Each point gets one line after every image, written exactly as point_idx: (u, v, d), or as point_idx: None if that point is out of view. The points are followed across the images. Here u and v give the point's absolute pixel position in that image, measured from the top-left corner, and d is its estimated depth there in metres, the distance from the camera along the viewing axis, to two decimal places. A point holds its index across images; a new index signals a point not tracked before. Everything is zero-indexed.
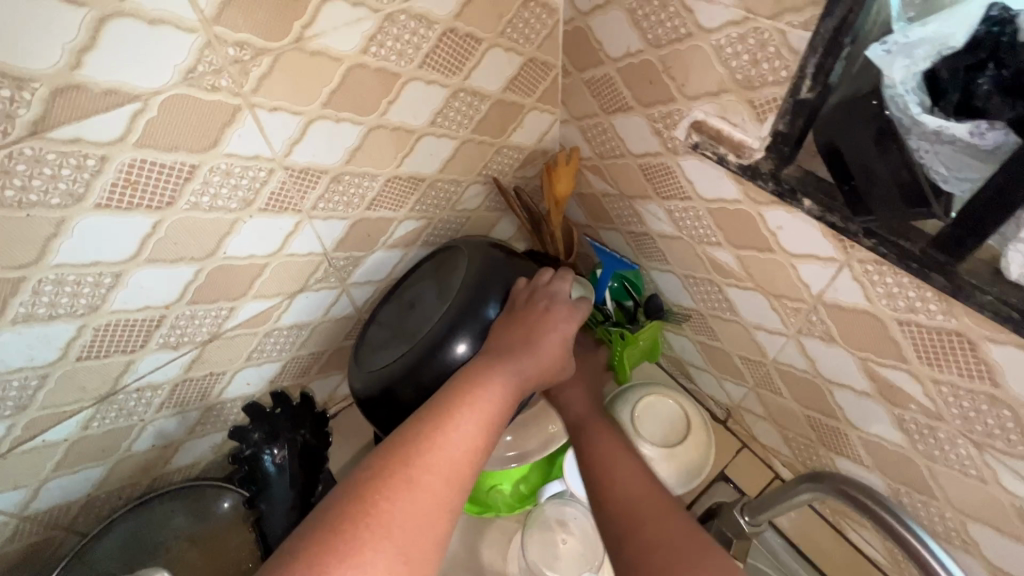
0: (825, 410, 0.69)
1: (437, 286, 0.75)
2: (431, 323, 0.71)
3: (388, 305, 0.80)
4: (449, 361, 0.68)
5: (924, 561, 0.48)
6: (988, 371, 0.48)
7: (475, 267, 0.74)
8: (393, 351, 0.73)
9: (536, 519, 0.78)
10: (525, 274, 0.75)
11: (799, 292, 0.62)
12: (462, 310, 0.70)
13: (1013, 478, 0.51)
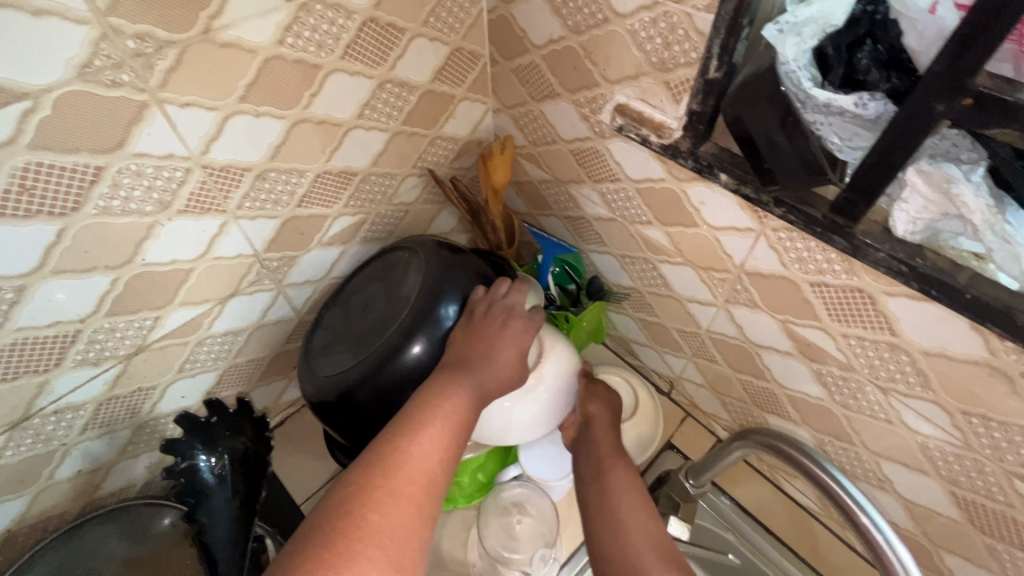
0: (755, 372, 0.73)
1: (391, 290, 0.74)
2: (386, 329, 0.70)
3: (338, 310, 0.78)
4: (406, 367, 0.67)
5: (837, 497, 0.53)
6: (887, 321, 0.53)
7: (429, 271, 0.72)
8: (347, 357, 0.71)
9: (497, 507, 0.79)
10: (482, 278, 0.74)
11: (724, 263, 0.66)
12: (419, 317, 0.69)
13: (915, 417, 0.57)
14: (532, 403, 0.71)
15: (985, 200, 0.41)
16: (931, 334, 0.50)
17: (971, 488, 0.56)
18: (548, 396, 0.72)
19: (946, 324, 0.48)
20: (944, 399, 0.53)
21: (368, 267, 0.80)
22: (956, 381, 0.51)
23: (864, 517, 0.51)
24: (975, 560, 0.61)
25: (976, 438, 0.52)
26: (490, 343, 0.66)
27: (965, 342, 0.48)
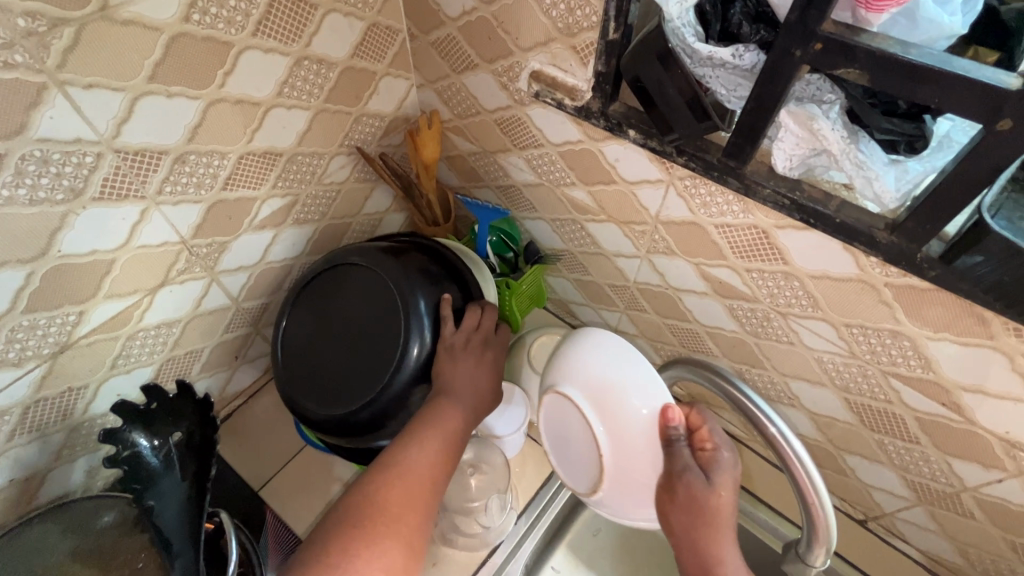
0: (679, 315, 0.80)
1: (364, 318, 0.77)
2: (385, 365, 0.74)
3: (298, 324, 0.80)
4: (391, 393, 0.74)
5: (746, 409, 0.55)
6: (779, 252, 0.60)
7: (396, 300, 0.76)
8: (350, 393, 0.75)
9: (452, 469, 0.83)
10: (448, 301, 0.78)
11: (642, 216, 0.72)
12: (408, 344, 0.74)
13: (810, 336, 0.65)
14: (607, 467, 0.61)
15: (840, 132, 0.47)
16: (815, 259, 0.57)
17: (860, 392, 0.65)
18: (608, 453, 0.60)
19: (824, 247, 0.56)
20: (830, 315, 0.61)
21: (316, 297, 0.80)
22: (837, 298, 0.59)
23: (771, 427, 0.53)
24: (868, 456, 0.71)
25: (858, 346, 0.61)
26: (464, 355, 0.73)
27: (841, 263, 0.55)
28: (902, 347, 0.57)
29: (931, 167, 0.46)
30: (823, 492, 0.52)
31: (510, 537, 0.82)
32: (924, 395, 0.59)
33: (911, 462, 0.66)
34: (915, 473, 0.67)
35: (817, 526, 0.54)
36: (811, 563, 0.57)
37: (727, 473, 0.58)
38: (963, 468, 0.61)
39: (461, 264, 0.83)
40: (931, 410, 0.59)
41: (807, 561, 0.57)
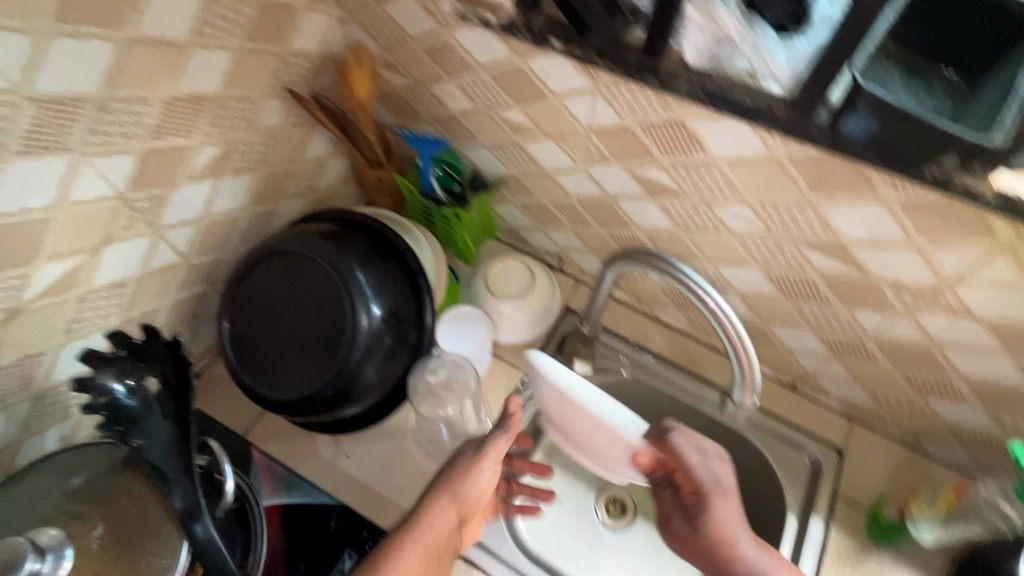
0: (619, 222, 0.86)
1: (308, 304, 0.78)
2: (335, 344, 0.76)
3: (242, 315, 0.80)
4: (354, 369, 0.76)
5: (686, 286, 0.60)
6: (699, 143, 0.66)
7: (332, 278, 0.77)
8: (308, 375, 0.77)
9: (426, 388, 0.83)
10: (386, 272, 0.81)
11: (575, 128, 0.76)
12: (351, 317, 0.76)
13: (732, 220, 0.72)
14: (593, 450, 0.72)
15: (736, 18, 0.55)
16: (729, 144, 0.63)
17: (778, 265, 0.73)
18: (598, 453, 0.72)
19: (737, 132, 0.62)
20: (748, 197, 0.68)
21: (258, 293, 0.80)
22: (751, 179, 0.65)
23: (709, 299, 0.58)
24: (790, 323, 0.81)
25: (773, 222, 0.68)
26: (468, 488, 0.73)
27: (751, 145, 0.62)
28: (808, 216, 0.65)
29: (813, 44, 0.53)
30: (749, 345, 0.60)
31: None
32: (829, 257, 0.67)
33: (825, 320, 0.76)
34: (829, 331, 0.78)
35: (745, 371, 0.62)
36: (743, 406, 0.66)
37: (716, 462, 0.74)
38: (865, 317, 0.72)
39: (399, 242, 0.85)
40: (836, 270, 0.68)
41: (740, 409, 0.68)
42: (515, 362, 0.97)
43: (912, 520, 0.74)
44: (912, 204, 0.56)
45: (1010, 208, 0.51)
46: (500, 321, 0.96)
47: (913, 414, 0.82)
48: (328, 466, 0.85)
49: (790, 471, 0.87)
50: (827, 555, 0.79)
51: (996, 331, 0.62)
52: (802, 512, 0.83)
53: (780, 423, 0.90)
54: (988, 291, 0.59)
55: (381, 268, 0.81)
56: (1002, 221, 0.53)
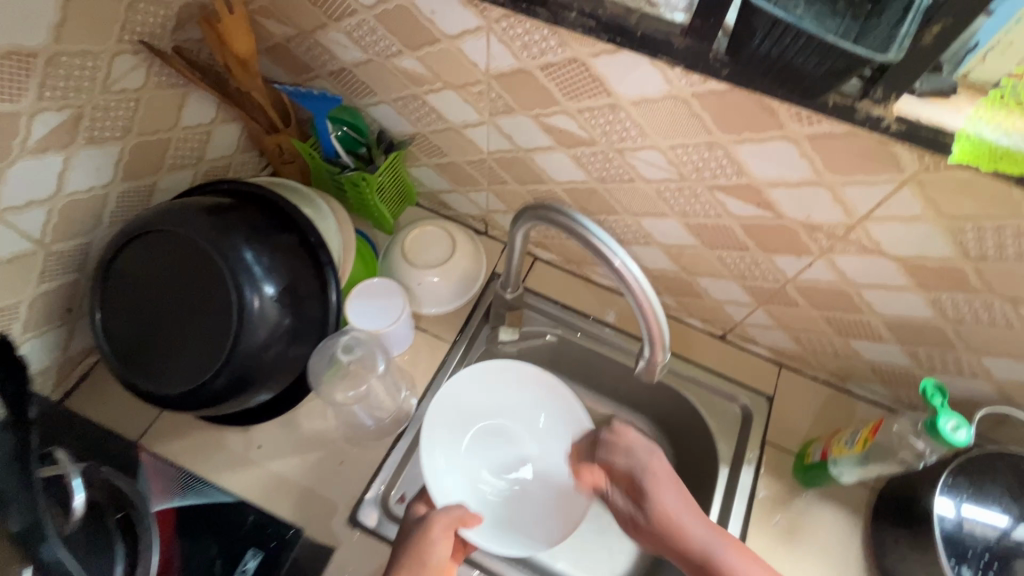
0: (536, 178, 0.81)
1: (189, 287, 0.70)
2: (224, 329, 0.68)
3: (120, 303, 0.71)
4: (247, 355, 0.69)
5: (588, 241, 0.54)
6: (602, 84, 0.60)
7: (214, 257, 0.69)
8: (195, 366, 0.69)
9: (333, 365, 0.78)
10: (278, 248, 0.73)
11: (474, 75, 0.69)
12: (241, 297, 0.68)
13: (646, 168, 0.67)
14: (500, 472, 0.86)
15: None
16: (631, 83, 0.58)
17: (695, 213, 0.70)
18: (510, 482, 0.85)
19: (637, 68, 0.56)
20: (657, 141, 0.63)
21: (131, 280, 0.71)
22: (657, 121, 0.61)
23: (614, 259, 0.52)
24: (714, 274, 0.78)
25: (685, 167, 0.64)
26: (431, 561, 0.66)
27: (653, 82, 0.57)
28: (718, 158, 0.61)
29: None
30: (656, 306, 0.55)
31: (414, 422, 0.84)
32: (743, 201, 0.64)
33: (746, 268, 0.74)
34: (750, 278, 0.75)
35: (651, 325, 0.56)
36: (656, 367, 0.61)
37: (643, 446, 0.77)
38: (783, 262, 0.69)
39: (296, 212, 0.78)
40: (751, 215, 0.65)
41: (653, 376, 0.62)
42: (440, 334, 0.92)
43: (833, 461, 0.73)
44: (819, 138, 0.53)
45: (912, 133, 0.48)
46: (420, 291, 0.90)
47: (837, 357, 0.82)
48: (239, 460, 0.80)
49: (720, 422, 0.86)
50: (756, 502, 0.80)
51: (907, 267, 0.61)
52: (732, 462, 0.83)
53: (711, 375, 0.89)
54: (896, 226, 0.57)
55: (275, 242, 0.74)
56: (906, 150, 0.50)
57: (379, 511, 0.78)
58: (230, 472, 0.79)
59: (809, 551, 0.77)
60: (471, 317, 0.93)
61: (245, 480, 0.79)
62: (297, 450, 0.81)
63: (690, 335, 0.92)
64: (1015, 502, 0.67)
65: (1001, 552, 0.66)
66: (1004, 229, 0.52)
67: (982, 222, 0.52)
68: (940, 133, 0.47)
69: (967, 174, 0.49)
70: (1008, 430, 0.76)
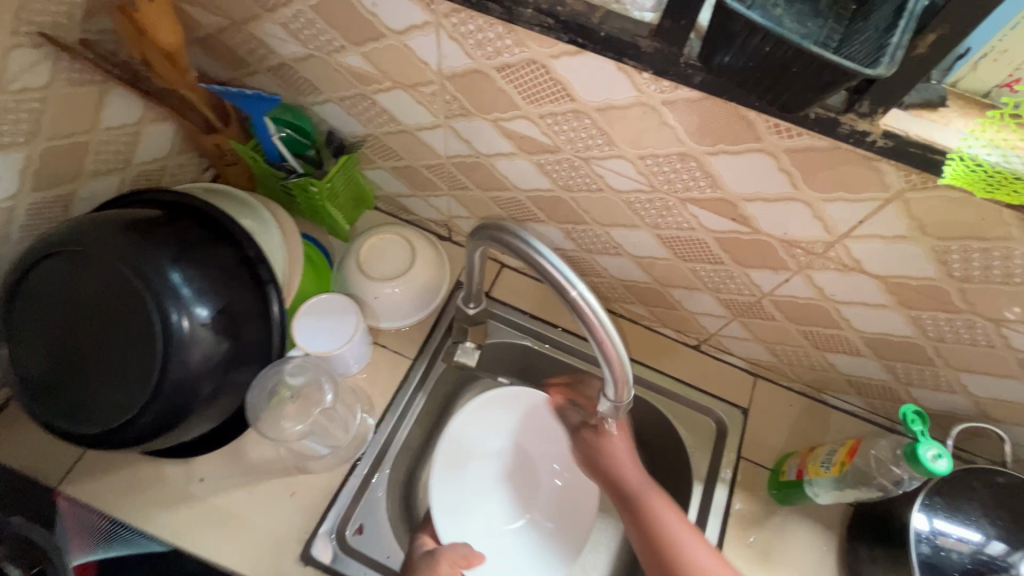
0: (499, 185, 0.75)
1: (110, 313, 0.63)
2: (150, 360, 0.61)
3: (33, 332, 0.64)
4: (178, 390, 0.62)
5: (544, 271, 0.49)
6: (564, 88, 0.54)
7: (137, 281, 0.62)
8: (119, 401, 0.62)
9: (275, 398, 0.72)
10: (213, 269, 0.66)
11: (425, 74, 0.62)
12: (168, 323, 0.61)
13: (615, 177, 0.62)
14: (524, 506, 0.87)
15: None
16: (596, 87, 0.52)
17: (667, 226, 0.65)
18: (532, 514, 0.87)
19: (601, 72, 0.50)
20: (626, 150, 0.58)
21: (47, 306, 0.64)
22: (625, 129, 0.55)
23: (572, 292, 0.48)
24: (689, 286, 0.74)
25: (656, 178, 0.59)
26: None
27: (620, 87, 0.51)
28: (691, 169, 0.56)
29: None
30: (619, 344, 0.50)
31: (371, 447, 0.79)
32: (717, 214, 0.59)
33: (721, 281, 0.70)
34: (725, 291, 0.71)
35: (614, 366, 0.51)
36: (621, 404, 0.56)
37: (628, 455, 0.68)
38: (759, 276, 0.65)
39: (233, 225, 0.71)
40: (726, 229, 0.61)
41: (620, 413, 0.57)
42: (401, 350, 0.86)
43: (809, 482, 0.70)
44: (798, 151, 0.48)
45: (899, 150, 0.43)
46: (378, 305, 0.83)
47: (813, 369, 0.79)
48: (180, 495, 0.74)
49: (694, 436, 0.83)
50: (730, 520, 0.77)
51: (888, 285, 0.57)
52: (706, 479, 0.80)
53: (685, 387, 0.85)
54: (879, 245, 0.53)
55: (208, 260, 0.67)
56: (892, 166, 0.46)
57: (334, 544, 0.73)
58: (170, 508, 0.73)
59: (783, 570, 0.75)
60: (433, 332, 0.87)
61: (186, 516, 0.73)
62: (243, 481, 0.75)
63: (664, 346, 0.88)
64: (992, 521, 0.65)
65: (976, 567, 0.64)
66: (992, 250, 0.48)
67: (969, 242, 0.49)
68: (929, 149, 0.42)
69: (955, 194, 0.45)
70: (983, 442, 0.74)
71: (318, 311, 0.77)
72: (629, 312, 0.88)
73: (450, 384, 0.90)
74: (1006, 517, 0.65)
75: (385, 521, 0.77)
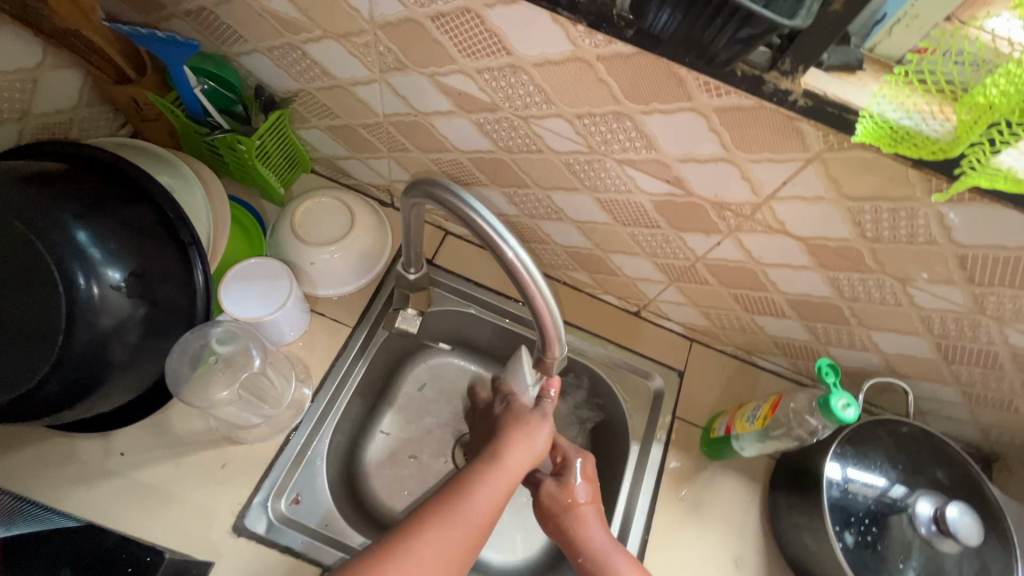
0: (439, 146, 0.73)
1: (5, 275, 0.57)
2: (52, 327, 0.56)
3: None
4: (84, 360, 0.58)
5: (476, 227, 0.49)
6: (500, 41, 0.53)
7: (33, 242, 0.56)
8: (20, 370, 0.57)
9: (200, 365, 0.70)
10: (127, 232, 0.61)
11: (357, 23, 0.59)
12: (74, 287, 0.57)
13: (554, 138, 0.61)
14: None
15: None
16: (532, 40, 0.51)
17: (606, 188, 0.65)
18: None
19: (536, 24, 0.49)
20: (562, 109, 0.57)
21: None
22: (562, 85, 0.54)
23: (504, 247, 0.48)
24: (628, 251, 0.75)
25: (593, 139, 0.59)
26: (537, 447, 0.65)
27: (555, 40, 0.50)
28: (627, 129, 0.56)
29: None
30: (552, 302, 0.50)
31: (309, 415, 0.77)
32: (652, 176, 0.60)
33: (658, 245, 0.71)
34: (662, 256, 0.73)
35: (548, 329, 0.52)
36: (552, 361, 0.57)
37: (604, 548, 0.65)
38: (692, 240, 0.67)
39: (151, 183, 0.65)
40: (661, 191, 0.62)
41: (548, 370, 0.59)
42: (340, 318, 0.83)
43: (735, 437, 0.74)
44: (726, 111, 0.49)
45: (817, 109, 0.45)
46: (314, 272, 0.80)
47: (743, 332, 0.82)
48: (97, 472, 0.69)
49: (632, 397, 0.86)
50: (664, 475, 0.81)
51: (809, 247, 0.60)
52: (643, 439, 0.84)
53: (625, 352, 0.88)
54: (800, 206, 0.55)
55: (120, 219, 0.62)
56: (811, 128, 0.47)
57: (268, 514, 0.71)
58: (86, 486, 0.68)
59: (711, 521, 0.79)
60: (373, 301, 0.85)
61: (105, 493, 0.68)
62: (168, 455, 0.71)
63: (605, 312, 0.90)
64: (894, 466, 0.71)
65: (878, 507, 0.70)
66: (899, 211, 0.51)
67: (880, 203, 0.52)
68: (844, 109, 0.44)
69: (868, 153, 0.47)
70: (890, 396, 0.81)
71: (248, 281, 0.73)
72: (572, 279, 0.89)
73: (392, 353, 0.89)
74: (908, 462, 0.72)
75: (326, 490, 0.77)
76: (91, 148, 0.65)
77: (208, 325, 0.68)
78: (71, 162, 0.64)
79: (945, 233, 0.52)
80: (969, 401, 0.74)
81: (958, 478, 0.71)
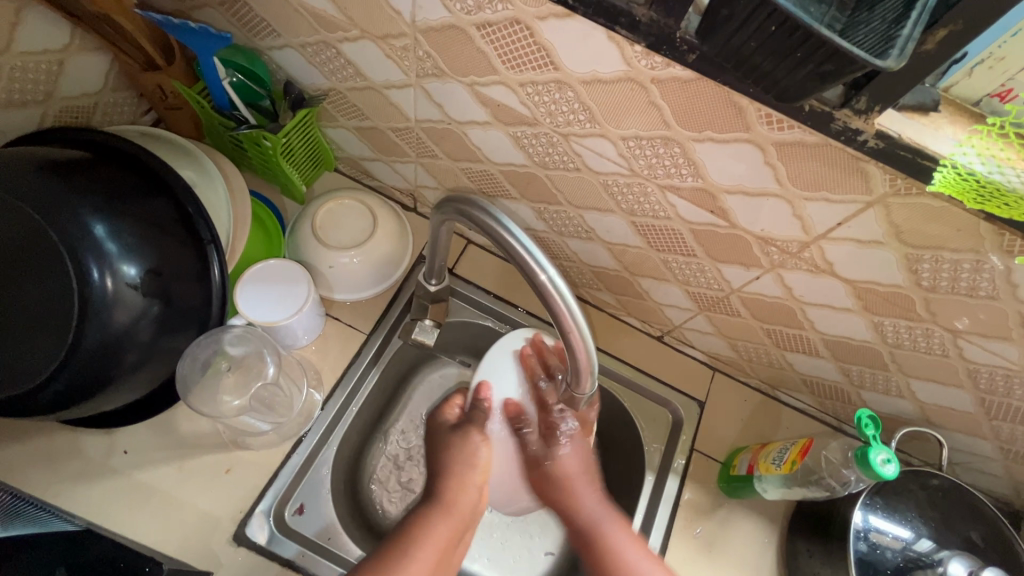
0: (471, 156, 0.70)
1: (18, 266, 0.55)
2: (65, 323, 0.54)
3: None
4: (93, 359, 0.56)
5: (510, 250, 0.46)
6: (549, 56, 0.50)
7: (50, 234, 0.54)
8: (30, 362, 0.56)
9: (210, 369, 0.69)
10: (146, 225, 0.59)
11: (397, 26, 0.57)
12: (89, 282, 0.55)
13: (594, 157, 0.59)
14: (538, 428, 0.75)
15: None
16: (582, 57, 0.48)
17: (643, 213, 0.62)
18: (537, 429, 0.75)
19: (590, 41, 0.46)
20: (607, 129, 0.54)
21: None
22: (609, 104, 0.52)
23: (540, 273, 0.45)
24: (658, 277, 0.72)
25: (636, 162, 0.56)
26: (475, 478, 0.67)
27: (608, 59, 0.47)
28: (674, 155, 0.53)
29: None
30: (585, 331, 0.47)
31: (318, 423, 0.74)
32: (695, 205, 0.57)
33: (691, 274, 0.68)
34: (694, 284, 0.70)
35: (580, 357, 0.49)
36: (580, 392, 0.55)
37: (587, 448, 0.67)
38: (730, 272, 0.64)
39: (172, 176, 0.63)
40: (702, 220, 0.59)
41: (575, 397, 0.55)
42: (355, 324, 0.81)
43: (758, 478, 0.72)
44: (784, 145, 0.46)
45: (889, 152, 0.42)
46: (331, 274, 0.77)
47: (771, 367, 0.79)
48: (100, 469, 0.67)
49: (650, 425, 0.83)
50: (679, 509, 0.78)
51: (856, 290, 0.57)
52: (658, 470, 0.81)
53: (645, 378, 0.85)
54: (853, 248, 0.52)
55: (140, 212, 0.60)
56: (878, 170, 0.44)
57: (271, 524, 0.68)
58: (89, 482, 0.67)
59: (725, 561, 0.76)
60: (390, 307, 0.82)
61: (106, 493, 0.67)
62: (172, 456, 0.69)
63: (626, 335, 0.87)
64: (925, 522, 0.68)
65: (905, 564, 0.66)
66: (962, 262, 0.48)
67: (941, 253, 0.48)
68: (919, 154, 0.41)
69: (937, 202, 0.44)
70: (922, 445, 0.78)
71: (265, 284, 0.71)
72: (596, 298, 0.86)
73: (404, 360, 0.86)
74: (939, 518, 0.68)
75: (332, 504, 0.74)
76: (115, 138, 0.64)
77: (217, 329, 0.66)
78: (95, 152, 0.63)
79: (1008, 290, 0.48)
80: (1007, 459, 0.70)
81: (992, 539, 0.67)
